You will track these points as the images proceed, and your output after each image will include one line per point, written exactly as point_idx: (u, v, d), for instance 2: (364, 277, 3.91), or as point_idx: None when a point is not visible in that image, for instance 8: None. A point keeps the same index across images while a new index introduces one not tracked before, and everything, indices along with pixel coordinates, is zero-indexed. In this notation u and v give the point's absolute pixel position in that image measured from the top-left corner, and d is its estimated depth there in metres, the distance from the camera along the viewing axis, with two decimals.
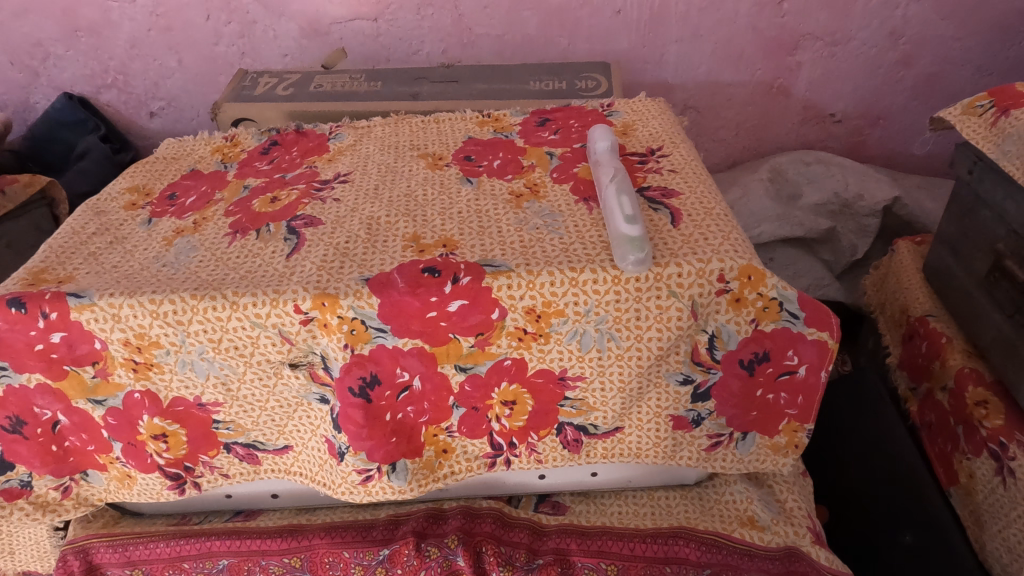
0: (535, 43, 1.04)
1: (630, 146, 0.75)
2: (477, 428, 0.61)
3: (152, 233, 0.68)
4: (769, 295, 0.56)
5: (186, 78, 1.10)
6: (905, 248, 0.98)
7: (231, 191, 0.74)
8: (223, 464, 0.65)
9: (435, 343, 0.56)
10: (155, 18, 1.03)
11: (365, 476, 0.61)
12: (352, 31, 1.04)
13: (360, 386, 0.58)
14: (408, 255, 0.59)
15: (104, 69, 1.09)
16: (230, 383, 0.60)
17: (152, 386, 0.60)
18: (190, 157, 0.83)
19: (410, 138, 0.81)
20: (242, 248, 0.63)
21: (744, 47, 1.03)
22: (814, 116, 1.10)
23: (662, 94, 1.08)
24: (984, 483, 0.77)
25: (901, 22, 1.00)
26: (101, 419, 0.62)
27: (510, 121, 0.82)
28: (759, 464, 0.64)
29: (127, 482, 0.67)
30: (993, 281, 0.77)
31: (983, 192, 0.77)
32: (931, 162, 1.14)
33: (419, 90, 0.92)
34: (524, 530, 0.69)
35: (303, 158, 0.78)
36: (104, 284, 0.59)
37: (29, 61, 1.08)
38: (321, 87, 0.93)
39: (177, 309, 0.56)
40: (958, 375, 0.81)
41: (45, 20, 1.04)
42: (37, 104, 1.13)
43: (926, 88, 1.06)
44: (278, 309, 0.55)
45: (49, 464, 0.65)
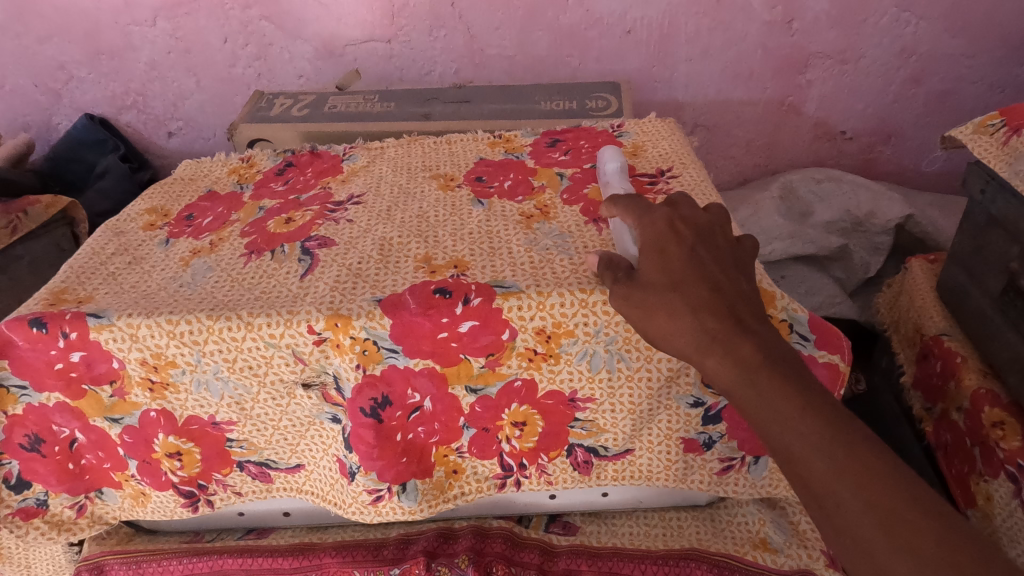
0: (546, 63, 1.05)
1: (640, 167, 0.75)
2: (487, 448, 0.62)
3: (169, 253, 0.70)
4: (779, 317, 0.56)
5: (204, 99, 1.12)
6: (919, 266, 0.97)
7: (246, 212, 0.75)
8: (236, 482, 0.66)
9: (446, 363, 0.57)
10: (175, 41, 1.06)
11: (376, 496, 0.62)
12: (366, 52, 1.06)
13: (371, 407, 0.58)
14: (419, 276, 0.59)
15: (125, 91, 1.12)
16: (244, 403, 0.61)
17: (167, 405, 0.61)
18: (206, 178, 0.85)
19: (423, 159, 0.82)
20: (257, 269, 0.64)
21: (754, 66, 1.04)
22: (825, 133, 1.11)
23: (672, 113, 1.09)
24: (1002, 506, 0.76)
25: (911, 40, 1.00)
26: (117, 437, 0.63)
27: (521, 141, 0.83)
28: (771, 488, 0.64)
29: (141, 500, 0.68)
30: (1008, 301, 0.76)
31: (997, 212, 0.76)
32: (944, 179, 1.14)
33: (431, 111, 0.93)
34: (535, 550, 0.69)
35: (317, 179, 0.80)
36: (122, 304, 0.60)
37: (53, 83, 1.11)
38: (335, 107, 0.95)
39: (193, 329, 0.57)
40: (974, 396, 0.81)
41: (68, 44, 1.06)
42: (59, 125, 1.16)
43: (937, 105, 1.06)
44: (292, 330, 0.56)
45: (66, 481, 0.66)
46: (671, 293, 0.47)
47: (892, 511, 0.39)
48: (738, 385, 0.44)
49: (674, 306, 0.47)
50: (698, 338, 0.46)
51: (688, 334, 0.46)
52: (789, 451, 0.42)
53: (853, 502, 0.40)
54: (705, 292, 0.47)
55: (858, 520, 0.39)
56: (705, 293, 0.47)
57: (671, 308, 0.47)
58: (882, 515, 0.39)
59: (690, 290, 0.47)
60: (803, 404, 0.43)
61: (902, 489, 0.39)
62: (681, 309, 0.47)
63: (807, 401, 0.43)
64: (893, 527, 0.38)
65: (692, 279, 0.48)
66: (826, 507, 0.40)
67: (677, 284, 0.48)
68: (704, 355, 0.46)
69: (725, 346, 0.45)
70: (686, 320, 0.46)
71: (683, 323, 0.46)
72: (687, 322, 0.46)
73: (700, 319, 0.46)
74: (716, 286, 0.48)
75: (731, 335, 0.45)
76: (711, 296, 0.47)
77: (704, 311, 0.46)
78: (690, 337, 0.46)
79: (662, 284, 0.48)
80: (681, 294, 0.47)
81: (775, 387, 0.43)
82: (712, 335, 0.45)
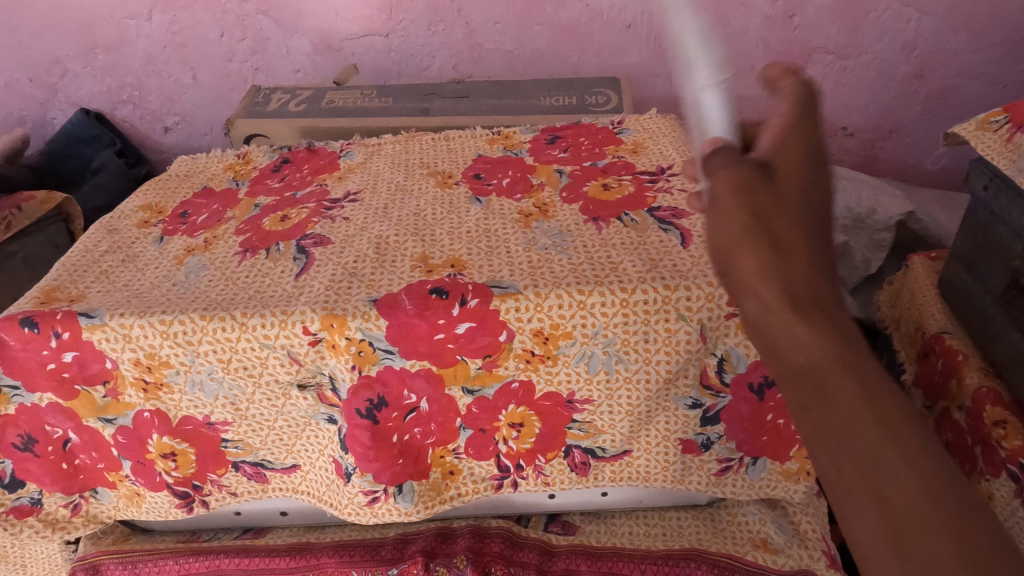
0: (546, 58, 1.04)
1: (640, 164, 0.74)
2: (484, 450, 0.61)
3: (163, 251, 0.69)
4: None
5: (201, 94, 1.11)
6: (920, 263, 0.96)
7: (241, 209, 0.74)
8: (231, 482, 0.65)
9: (442, 364, 0.56)
10: (171, 35, 1.05)
11: (371, 498, 0.61)
12: (364, 47, 1.05)
13: (367, 408, 0.57)
14: (416, 275, 0.59)
15: (121, 86, 1.10)
16: (239, 403, 0.60)
17: (161, 406, 0.60)
18: (202, 174, 0.84)
19: (421, 155, 0.81)
20: (252, 267, 0.64)
21: (755, 61, 1.03)
22: (826, 129, 1.10)
23: (673, 108, 1.08)
24: (1003, 506, 0.75)
25: (913, 35, 0.99)
26: (111, 438, 0.63)
27: (520, 138, 0.82)
28: (770, 489, 0.63)
29: (136, 500, 0.67)
30: (1010, 299, 0.76)
31: (999, 209, 0.76)
32: (945, 176, 1.13)
33: (429, 106, 0.92)
34: (534, 550, 0.69)
35: (314, 176, 0.79)
36: (115, 303, 0.59)
37: (48, 78, 1.10)
38: (333, 103, 0.94)
39: (186, 330, 0.56)
40: (975, 394, 0.80)
41: (63, 38, 1.05)
42: (55, 120, 1.15)
43: (939, 101, 1.05)
44: (286, 330, 0.56)
45: (60, 481, 0.65)
46: (736, 192, 0.35)
47: (935, 482, 0.30)
48: (784, 320, 0.33)
49: (732, 210, 0.35)
50: (752, 255, 0.34)
51: (742, 246, 0.34)
52: (828, 395, 0.32)
53: (892, 461, 0.31)
54: (776, 202, 0.35)
55: (907, 516, 0.30)
56: (775, 200, 0.35)
57: (731, 213, 0.35)
58: (924, 482, 0.30)
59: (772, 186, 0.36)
60: (856, 344, 0.33)
61: (965, 495, 0.30)
62: (742, 215, 0.35)
63: (860, 353, 0.32)
64: (956, 543, 0.29)
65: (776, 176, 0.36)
66: (860, 462, 0.31)
67: (744, 180, 0.35)
68: (751, 277, 0.34)
69: (784, 269, 0.33)
70: (741, 228, 0.34)
71: (739, 231, 0.34)
72: (742, 229, 0.34)
73: (763, 233, 0.34)
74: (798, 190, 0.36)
75: (795, 258, 0.34)
76: (778, 206, 0.35)
77: (767, 223, 0.34)
78: (739, 250, 0.34)
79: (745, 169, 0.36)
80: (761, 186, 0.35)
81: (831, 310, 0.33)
82: (773, 252, 0.34)
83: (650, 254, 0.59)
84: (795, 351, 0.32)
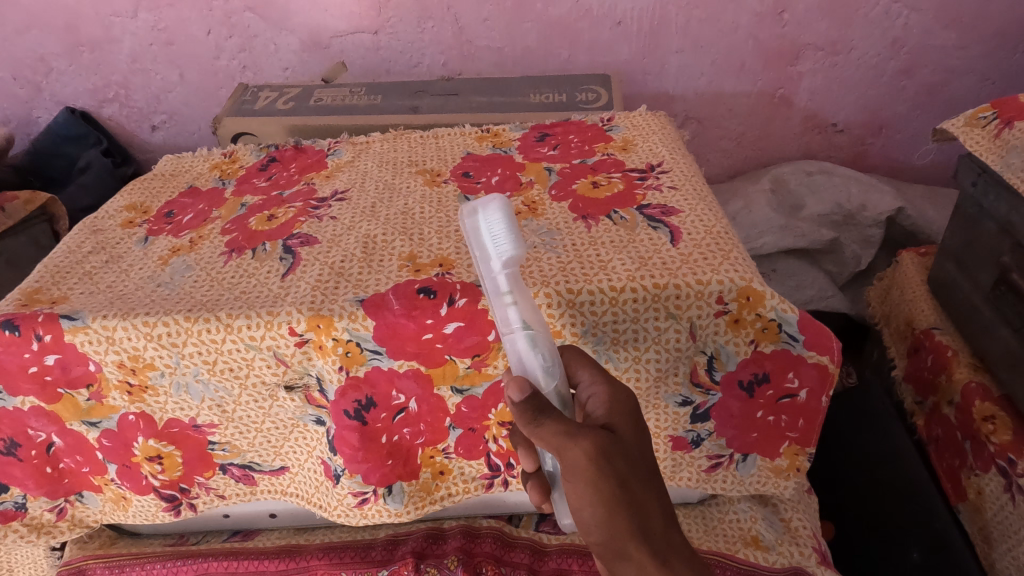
0: (536, 55, 1.04)
1: (630, 162, 0.74)
2: (474, 449, 0.61)
3: (148, 252, 0.68)
4: (768, 316, 0.55)
5: (188, 92, 1.10)
6: (910, 259, 0.96)
7: (228, 209, 0.74)
8: (219, 485, 0.64)
9: (431, 364, 0.56)
10: (157, 33, 1.03)
11: (361, 499, 0.61)
12: (353, 44, 1.04)
13: (355, 409, 0.57)
14: (403, 274, 0.58)
15: (106, 84, 1.09)
16: (226, 405, 0.59)
17: (146, 408, 0.60)
18: (188, 173, 0.83)
19: (409, 154, 0.81)
20: (238, 268, 0.63)
21: (745, 57, 1.02)
22: (816, 126, 1.10)
23: (663, 105, 1.08)
24: (993, 500, 0.76)
25: (902, 31, 0.99)
26: (95, 441, 0.62)
27: (509, 136, 0.82)
28: (760, 486, 0.63)
29: (122, 503, 0.66)
30: (999, 295, 0.76)
31: (988, 205, 0.76)
32: (934, 172, 1.13)
33: (419, 104, 0.92)
34: (525, 550, 0.69)
35: (301, 175, 0.78)
36: (98, 304, 0.58)
37: (32, 76, 1.08)
38: (321, 101, 0.93)
39: (171, 331, 0.55)
40: (965, 390, 0.80)
41: (47, 36, 1.04)
42: (39, 119, 1.13)
43: (928, 97, 1.05)
44: (273, 331, 0.55)
45: (44, 485, 0.64)
46: (598, 464, 0.38)
47: None
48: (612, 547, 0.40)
49: (598, 481, 0.38)
50: (623, 524, 0.39)
51: (614, 522, 0.39)
52: None
53: None
54: (625, 462, 0.39)
55: None
56: (625, 463, 0.39)
57: (596, 485, 0.39)
58: None
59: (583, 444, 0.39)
60: (665, 533, 0.40)
61: None
62: (606, 487, 0.39)
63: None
64: None
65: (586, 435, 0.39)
66: None
67: (602, 449, 0.39)
68: (625, 544, 0.40)
69: (647, 535, 0.40)
70: (610, 503, 0.39)
71: (609, 508, 0.39)
72: (611, 501, 0.39)
73: (626, 504, 0.39)
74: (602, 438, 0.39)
75: (649, 518, 0.40)
76: (631, 472, 0.40)
77: (625, 492, 0.39)
78: (609, 521, 0.39)
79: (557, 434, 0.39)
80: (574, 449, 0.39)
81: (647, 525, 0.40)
82: (633, 520, 0.39)
83: (640, 253, 0.59)
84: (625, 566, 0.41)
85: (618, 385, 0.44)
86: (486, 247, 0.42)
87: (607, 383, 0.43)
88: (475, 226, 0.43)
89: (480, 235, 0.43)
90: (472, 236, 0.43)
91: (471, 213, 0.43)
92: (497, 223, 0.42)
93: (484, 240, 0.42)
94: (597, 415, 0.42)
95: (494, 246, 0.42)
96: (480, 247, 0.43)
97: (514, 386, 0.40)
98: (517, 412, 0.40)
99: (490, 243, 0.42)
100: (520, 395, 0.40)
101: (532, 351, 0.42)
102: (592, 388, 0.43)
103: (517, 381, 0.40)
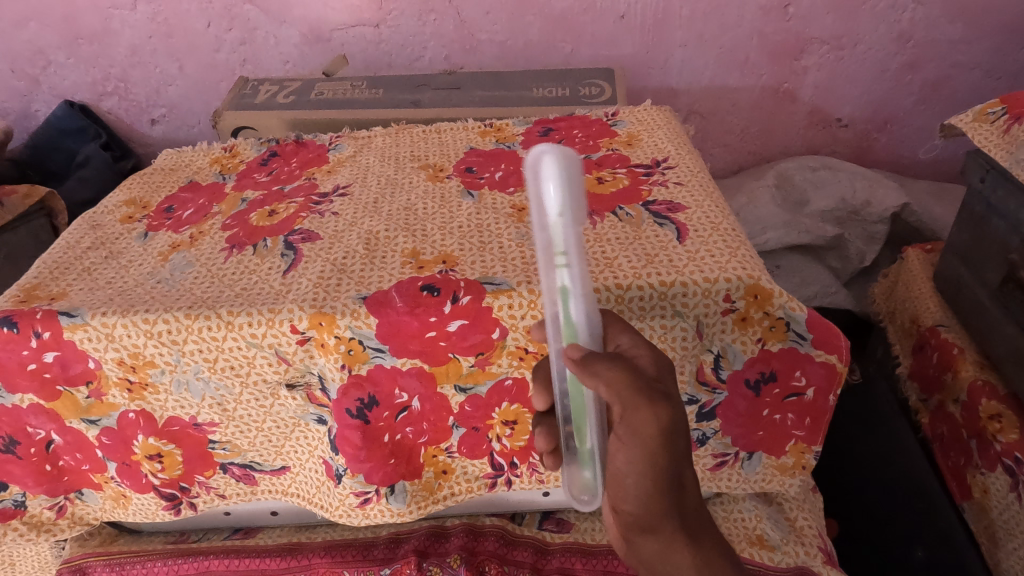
0: (539, 48, 1.03)
1: (635, 157, 0.73)
2: (477, 448, 0.60)
3: (147, 247, 0.67)
4: (776, 314, 0.54)
5: (187, 85, 1.09)
6: (915, 256, 0.96)
7: (228, 204, 0.73)
8: (220, 484, 0.64)
9: (434, 363, 0.55)
10: (157, 25, 1.02)
11: (363, 498, 0.61)
12: (354, 37, 1.03)
13: (357, 408, 0.57)
14: (406, 271, 0.57)
15: (105, 77, 1.08)
16: (226, 403, 0.59)
17: (146, 406, 0.59)
18: (187, 168, 0.82)
19: (411, 148, 0.80)
20: (238, 265, 0.62)
21: (750, 51, 1.01)
22: (820, 121, 1.09)
23: (667, 100, 1.07)
24: (999, 499, 0.76)
25: (908, 25, 0.98)
26: (95, 439, 0.61)
27: (513, 131, 0.81)
28: (766, 484, 0.62)
29: (122, 502, 0.66)
30: (1006, 292, 0.75)
31: (996, 201, 0.75)
32: (940, 168, 1.12)
33: (420, 98, 0.91)
34: (528, 548, 0.68)
35: (302, 169, 0.77)
36: (96, 301, 0.58)
37: (30, 69, 1.07)
38: (322, 94, 0.92)
39: (171, 329, 0.55)
40: (971, 388, 0.80)
41: (46, 29, 1.03)
42: (38, 112, 1.13)
43: (933, 92, 1.04)
44: (274, 329, 0.54)
45: (43, 483, 0.64)
46: (666, 431, 0.38)
47: None
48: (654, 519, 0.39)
49: (658, 450, 0.38)
50: (669, 497, 0.39)
51: (655, 495, 0.39)
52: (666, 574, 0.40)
53: None
54: (685, 433, 0.39)
55: None
56: (685, 435, 0.39)
57: (654, 455, 0.38)
58: None
59: (660, 412, 0.38)
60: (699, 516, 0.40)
61: None
62: (660, 460, 0.38)
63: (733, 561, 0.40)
64: None
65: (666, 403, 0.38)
66: None
67: (670, 420, 0.38)
68: (662, 517, 0.39)
69: (681, 514, 0.39)
70: (661, 473, 0.38)
71: (660, 478, 0.38)
72: (663, 471, 0.38)
73: (674, 478, 0.39)
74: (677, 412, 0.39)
75: (689, 497, 0.40)
76: (686, 447, 0.39)
77: (677, 467, 0.39)
78: (655, 492, 0.39)
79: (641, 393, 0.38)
80: (654, 411, 0.38)
81: (688, 503, 0.39)
82: (675, 497, 0.39)
83: (646, 249, 0.58)
84: (654, 542, 0.40)
85: (662, 351, 0.42)
86: (573, 200, 0.37)
87: (649, 346, 0.42)
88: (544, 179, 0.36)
89: (566, 182, 0.36)
90: (548, 181, 0.36)
91: (556, 151, 0.36)
92: (571, 179, 0.36)
93: (573, 190, 0.36)
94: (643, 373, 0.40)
95: (580, 202, 0.37)
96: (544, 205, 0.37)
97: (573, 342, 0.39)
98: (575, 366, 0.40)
99: (563, 201, 0.36)
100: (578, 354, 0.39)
101: (587, 316, 0.40)
102: (635, 348, 0.41)
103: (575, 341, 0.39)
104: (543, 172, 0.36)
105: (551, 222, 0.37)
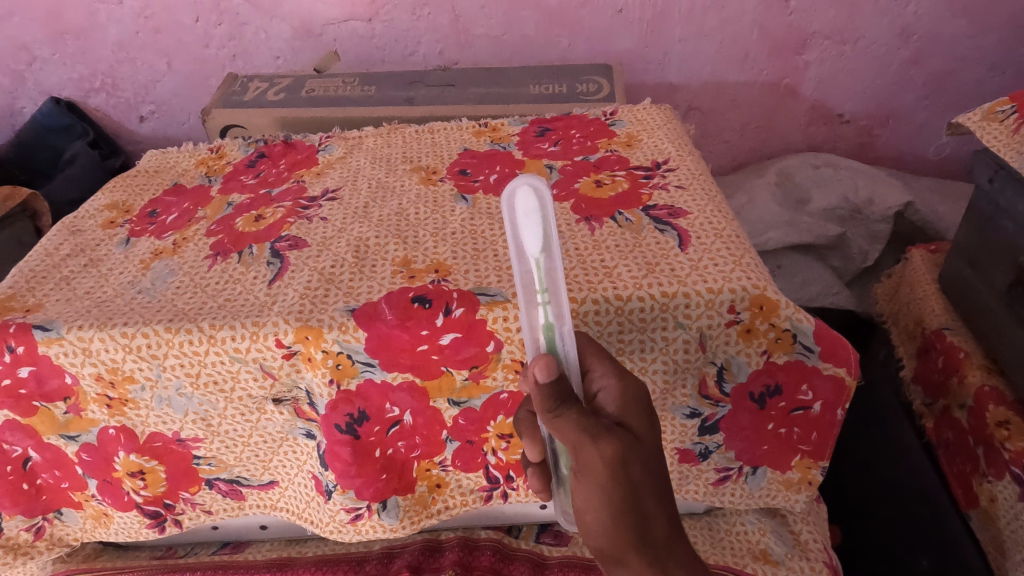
0: (536, 43, 1.00)
1: (633, 159, 0.71)
2: (472, 461, 0.58)
3: (129, 255, 0.65)
4: (782, 326, 0.52)
5: (176, 82, 1.06)
6: (919, 256, 0.94)
7: (214, 208, 0.70)
8: (205, 500, 0.62)
9: (427, 377, 0.53)
10: (144, 20, 0.99)
11: (355, 514, 0.58)
12: (346, 32, 1.00)
13: (347, 423, 0.54)
14: (397, 281, 0.55)
15: (92, 73, 1.05)
16: (211, 418, 0.56)
17: (126, 422, 0.57)
18: (173, 169, 0.79)
19: (403, 149, 0.77)
20: (222, 273, 0.60)
21: (750, 46, 0.99)
22: (822, 117, 1.06)
23: (666, 96, 1.04)
24: (1006, 508, 0.74)
25: (912, 19, 0.95)
26: (74, 456, 0.59)
27: (508, 131, 0.79)
28: (770, 498, 0.60)
29: (104, 520, 0.63)
30: (1014, 296, 0.73)
31: (1005, 202, 0.73)
32: (945, 165, 1.10)
33: (414, 95, 0.88)
34: (525, 563, 0.66)
35: (290, 172, 0.75)
36: (74, 313, 0.55)
37: (14, 64, 1.04)
38: (313, 91, 0.89)
39: (151, 343, 0.53)
40: (978, 394, 0.78)
41: (30, 23, 1.00)
42: (24, 109, 1.09)
43: (936, 88, 1.01)
44: (258, 343, 0.52)
45: (20, 503, 0.61)
46: (614, 468, 0.39)
47: None
48: (619, 550, 0.41)
49: (608, 485, 0.39)
50: (626, 534, 0.40)
51: (616, 533, 0.40)
52: None
53: None
54: (640, 464, 0.39)
55: None
56: (642, 466, 0.40)
57: (606, 491, 0.39)
58: None
59: (605, 452, 0.38)
60: (666, 539, 0.41)
61: None
62: (613, 494, 0.39)
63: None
64: None
65: (612, 446, 0.38)
66: None
67: (619, 455, 0.39)
68: (625, 553, 0.41)
69: (647, 544, 0.41)
70: (615, 513, 0.40)
71: (615, 516, 0.40)
72: (617, 509, 0.40)
73: (630, 513, 0.40)
74: (624, 450, 0.39)
75: (653, 527, 0.41)
76: (642, 478, 0.40)
77: (631, 497, 0.39)
78: (613, 529, 0.40)
79: (580, 438, 0.39)
80: (595, 449, 0.38)
81: (651, 530, 0.41)
82: (634, 529, 0.40)
83: (646, 258, 0.56)
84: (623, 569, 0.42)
85: (631, 378, 0.42)
86: (549, 234, 0.38)
87: (618, 375, 0.42)
88: (525, 215, 0.38)
89: (541, 215, 0.38)
90: (525, 218, 0.38)
91: (535, 191, 0.37)
92: (552, 215, 0.38)
93: (550, 229, 0.38)
94: (607, 411, 0.41)
95: (557, 239, 0.39)
96: (523, 240, 0.38)
97: (541, 367, 0.38)
98: (540, 393, 0.39)
99: (545, 235, 0.38)
100: (546, 376, 0.38)
101: (574, 351, 0.41)
102: (601, 383, 0.42)
103: (545, 362, 0.39)
104: (520, 210, 0.38)
105: (532, 258, 0.39)
